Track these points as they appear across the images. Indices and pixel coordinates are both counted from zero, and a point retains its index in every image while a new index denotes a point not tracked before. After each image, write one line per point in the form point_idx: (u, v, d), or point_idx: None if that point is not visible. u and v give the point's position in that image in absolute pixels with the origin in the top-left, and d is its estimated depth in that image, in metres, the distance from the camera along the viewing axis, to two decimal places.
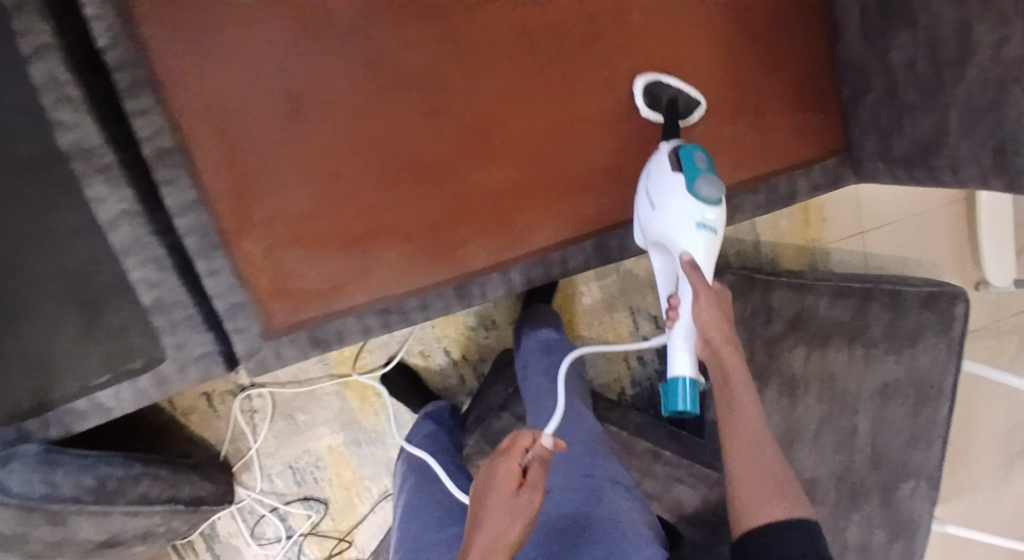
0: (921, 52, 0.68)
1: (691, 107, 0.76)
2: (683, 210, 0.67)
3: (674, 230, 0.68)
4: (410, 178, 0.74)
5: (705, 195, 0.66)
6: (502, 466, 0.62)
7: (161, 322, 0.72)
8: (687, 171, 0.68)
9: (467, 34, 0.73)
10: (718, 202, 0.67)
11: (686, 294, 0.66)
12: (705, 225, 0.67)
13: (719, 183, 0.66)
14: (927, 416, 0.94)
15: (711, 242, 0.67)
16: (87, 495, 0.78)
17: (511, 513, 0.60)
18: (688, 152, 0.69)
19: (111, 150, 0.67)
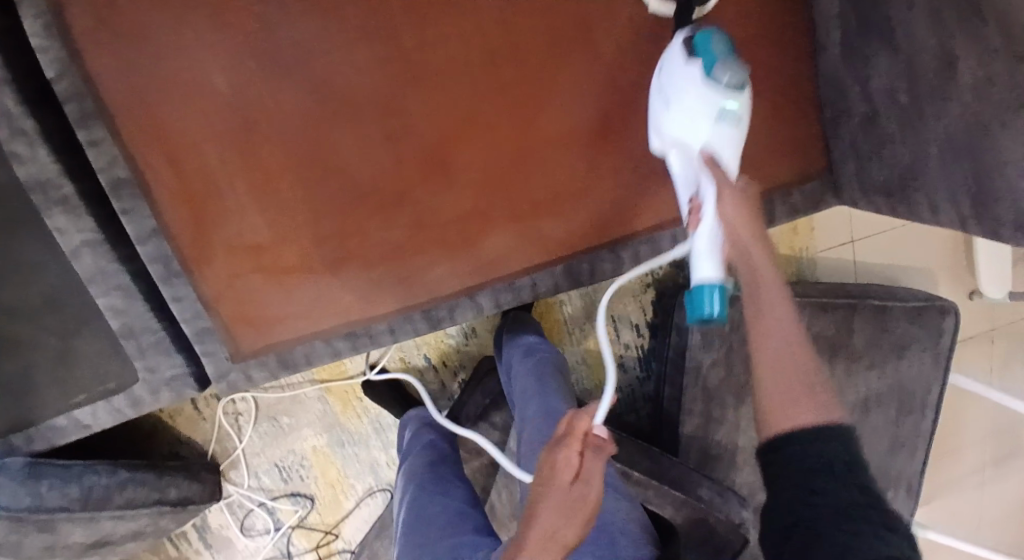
0: (901, 79, 0.64)
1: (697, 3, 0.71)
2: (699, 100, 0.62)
3: (691, 127, 0.64)
4: (370, 204, 0.73)
5: (725, 81, 0.61)
6: (561, 454, 0.59)
7: (130, 347, 0.74)
8: (705, 56, 0.62)
9: (422, 56, 0.71)
10: (740, 84, 0.62)
11: (706, 194, 0.61)
12: (726, 114, 0.62)
13: (739, 65, 0.61)
14: (911, 426, 0.94)
15: (732, 133, 0.63)
16: (75, 503, 0.81)
17: (569, 507, 0.57)
18: (704, 35, 0.63)
19: (68, 181, 0.68)
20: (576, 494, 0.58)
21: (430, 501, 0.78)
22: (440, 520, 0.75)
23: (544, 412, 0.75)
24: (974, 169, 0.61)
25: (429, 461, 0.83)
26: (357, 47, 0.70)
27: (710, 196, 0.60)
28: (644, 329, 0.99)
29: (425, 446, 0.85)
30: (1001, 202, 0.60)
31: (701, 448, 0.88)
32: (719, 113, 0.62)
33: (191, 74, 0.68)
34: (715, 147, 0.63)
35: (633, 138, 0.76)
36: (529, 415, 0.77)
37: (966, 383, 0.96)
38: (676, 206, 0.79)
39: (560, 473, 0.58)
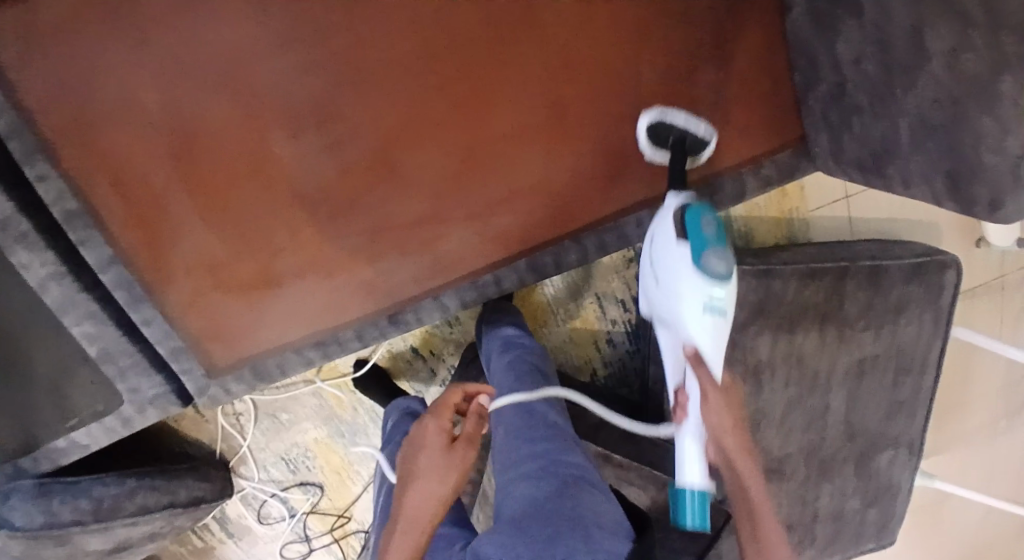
0: (869, 49, 0.59)
1: (696, 152, 0.73)
2: (686, 295, 0.61)
3: (679, 317, 0.63)
4: (320, 216, 0.73)
5: (713, 271, 0.61)
6: (433, 423, 0.65)
7: (111, 370, 0.75)
8: (695, 241, 0.61)
9: (357, 56, 0.68)
10: (726, 277, 0.61)
11: (693, 390, 0.62)
12: (713, 307, 0.61)
13: (728, 257, 0.61)
14: (912, 384, 0.93)
15: (718, 329, 0.62)
16: (87, 516, 0.85)
17: (437, 469, 0.62)
18: (693, 215, 0.62)
19: (25, 216, 0.66)
20: (448, 456, 0.63)
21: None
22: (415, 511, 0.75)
23: (519, 406, 0.73)
24: (949, 150, 0.56)
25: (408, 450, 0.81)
26: (289, 52, 0.67)
27: (696, 396, 0.61)
28: (630, 305, 0.98)
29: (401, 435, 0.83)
30: (976, 188, 0.55)
31: None
32: (706, 306, 0.61)
33: (124, 100, 0.67)
34: (699, 340, 0.62)
35: (584, 124, 0.74)
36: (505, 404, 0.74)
37: (976, 338, 0.93)
38: (643, 185, 0.77)
39: (430, 438, 0.64)
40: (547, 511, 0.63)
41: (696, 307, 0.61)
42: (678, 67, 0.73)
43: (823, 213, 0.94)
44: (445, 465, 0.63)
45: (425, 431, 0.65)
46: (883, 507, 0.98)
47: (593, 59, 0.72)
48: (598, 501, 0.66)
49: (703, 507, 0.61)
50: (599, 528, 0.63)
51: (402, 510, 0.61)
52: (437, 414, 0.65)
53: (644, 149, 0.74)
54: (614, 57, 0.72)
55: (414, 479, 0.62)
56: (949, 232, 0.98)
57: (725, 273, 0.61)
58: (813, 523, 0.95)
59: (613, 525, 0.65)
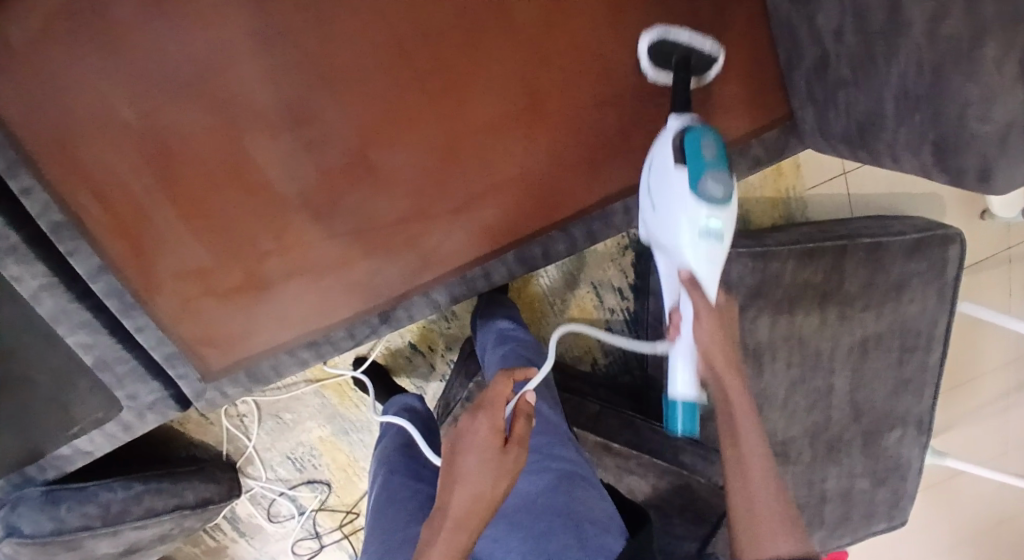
0: (848, 20, 0.57)
1: (703, 70, 0.71)
2: (682, 221, 0.60)
3: (675, 242, 0.62)
4: (304, 217, 0.73)
5: (710, 195, 0.60)
6: (487, 422, 0.58)
7: (108, 377, 0.76)
8: (693, 165, 0.60)
9: (328, 55, 0.68)
10: (724, 202, 0.60)
11: (687, 311, 0.62)
12: (710, 232, 0.60)
13: (727, 182, 0.59)
14: (918, 362, 0.92)
15: (715, 256, 0.61)
16: (95, 521, 0.86)
17: (487, 472, 0.57)
18: (693, 138, 0.61)
19: (13, 229, 0.67)
20: (503, 458, 0.57)
21: (404, 483, 0.74)
22: (410, 504, 0.72)
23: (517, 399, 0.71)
24: (933, 120, 0.54)
25: (405, 449, 0.79)
26: (259, 55, 0.67)
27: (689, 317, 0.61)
28: (627, 293, 0.97)
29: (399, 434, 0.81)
30: (962, 158, 0.53)
31: None
32: (701, 231, 0.60)
33: (100, 112, 0.67)
34: (695, 266, 0.61)
35: (563, 112, 0.73)
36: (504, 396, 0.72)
37: (984, 312, 0.91)
38: (628, 172, 0.76)
39: (485, 438, 0.57)
40: (540, 507, 0.63)
41: (691, 232, 0.60)
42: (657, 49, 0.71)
43: (820, 191, 0.92)
44: (495, 465, 0.57)
45: (477, 429, 0.58)
46: (894, 487, 0.97)
47: (568, 45, 0.71)
48: (591, 497, 0.65)
49: (691, 414, 0.64)
50: (593, 524, 0.62)
51: (451, 505, 0.56)
52: (491, 410, 0.58)
53: (649, 72, 0.72)
54: (593, 41, 0.71)
55: (460, 479, 0.57)
56: (953, 204, 0.95)
57: (723, 199, 0.60)
58: (821, 505, 0.94)
59: (605, 520, 0.64)
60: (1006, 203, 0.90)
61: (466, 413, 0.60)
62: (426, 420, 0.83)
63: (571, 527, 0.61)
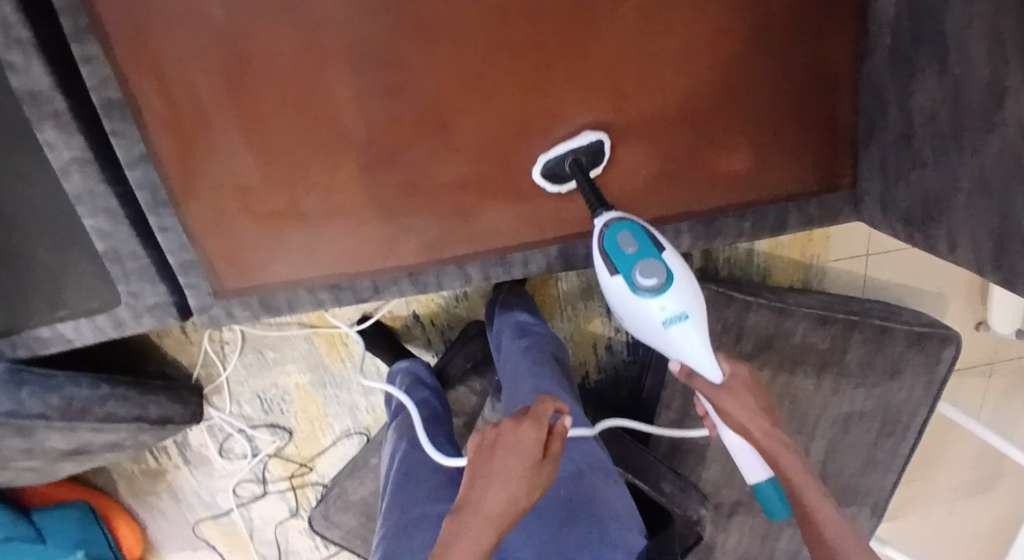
0: (943, 105, 0.61)
1: (595, 162, 0.73)
2: (646, 319, 0.63)
3: (651, 336, 0.64)
4: (359, 161, 0.72)
5: (647, 286, 0.62)
6: (532, 432, 0.58)
7: (115, 271, 0.75)
8: (624, 270, 0.63)
9: (430, 9, 0.64)
10: (668, 285, 0.62)
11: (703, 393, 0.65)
12: (674, 317, 0.62)
13: (657, 272, 0.62)
14: (889, 448, 0.94)
15: (691, 333, 0.62)
16: (54, 412, 0.82)
17: (523, 480, 0.56)
18: (612, 238, 0.64)
19: (60, 96, 0.65)
20: (538, 470, 0.57)
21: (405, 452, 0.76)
22: (428, 483, 0.71)
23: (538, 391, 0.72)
24: (1000, 216, 0.58)
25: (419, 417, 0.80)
26: None
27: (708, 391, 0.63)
28: None
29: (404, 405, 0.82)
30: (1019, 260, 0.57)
31: (671, 441, 0.89)
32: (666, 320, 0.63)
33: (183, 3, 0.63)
34: (683, 352, 0.63)
35: (641, 126, 0.72)
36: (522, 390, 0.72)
37: (955, 414, 0.96)
38: (688, 199, 0.76)
39: (527, 446, 0.57)
40: (562, 499, 0.65)
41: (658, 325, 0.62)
42: (746, 90, 0.70)
43: (842, 262, 0.95)
44: (530, 474, 0.56)
45: (521, 435, 0.57)
46: None
47: (665, 63, 0.68)
48: (609, 489, 0.67)
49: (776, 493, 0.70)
50: (614, 520, 0.64)
51: (483, 502, 0.55)
52: (534, 420, 0.59)
53: None
54: (712, 65, 0.69)
55: (497, 479, 0.56)
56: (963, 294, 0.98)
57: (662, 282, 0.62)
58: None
59: (627, 517, 0.65)
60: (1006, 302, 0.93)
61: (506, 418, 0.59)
62: (435, 390, 0.85)
63: (594, 522, 0.64)
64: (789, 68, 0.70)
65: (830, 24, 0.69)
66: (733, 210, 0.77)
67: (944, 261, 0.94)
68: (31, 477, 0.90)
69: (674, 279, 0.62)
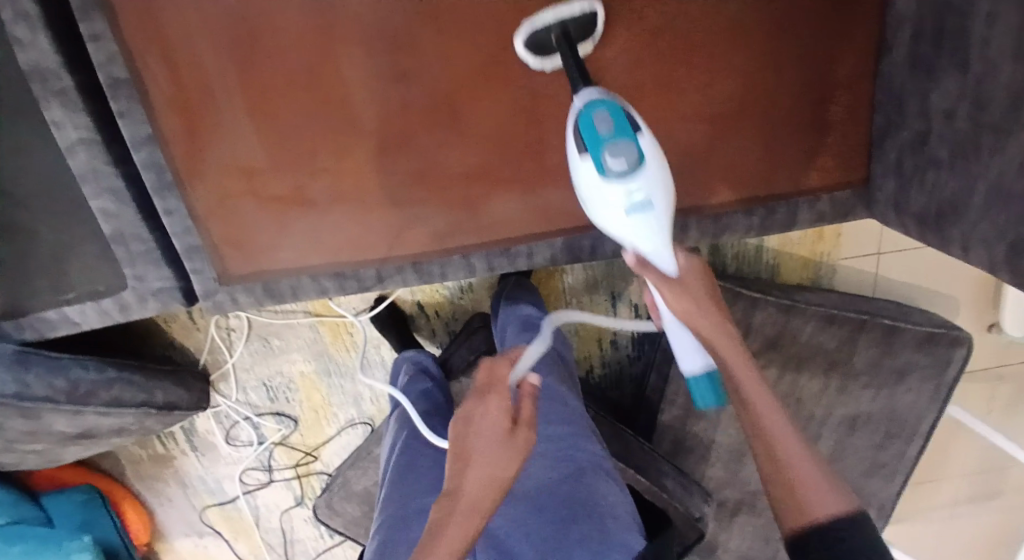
0: (962, 102, 0.59)
1: (585, 35, 0.64)
2: (607, 203, 0.58)
3: (610, 222, 0.59)
4: (368, 145, 0.72)
5: (616, 170, 0.56)
6: (498, 405, 0.58)
7: (121, 252, 0.76)
8: (593, 147, 0.56)
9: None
10: (638, 170, 0.56)
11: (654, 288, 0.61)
12: (637, 205, 0.57)
13: (628, 155, 0.55)
14: (895, 451, 0.93)
15: (652, 223, 0.58)
16: (59, 396, 0.83)
17: (501, 453, 0.57)
18: (586, 111, 0.56)
19: (67, 73, 0.67)
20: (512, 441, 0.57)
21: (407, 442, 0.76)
22: (431, 474, 0.71)
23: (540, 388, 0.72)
24: (1019, 219, 0.56)
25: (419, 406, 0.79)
26: None
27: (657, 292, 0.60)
28: (641, 310, 0.97)
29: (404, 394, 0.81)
30: None
31: (674, 438, 0.89)
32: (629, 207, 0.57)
33: None
34: (639, 242, 0.59)
35: (654, 112, 0.69)
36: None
37: (965, 417, 0.94)
38: (694, 195, 0.73)
39: (493, 419, 0.58)
40: (561, 497, 0.64)
41: (620, 212, 0.57)
42: (761, 81, 0.69)
43: (853, 261, 0.94)
44: (504, 446, 0.57)
45: (483, 412, 0.58)
46: None
47: (680, 48, 0.67)
48: (610, 489, 0.66)
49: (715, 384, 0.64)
50: (614, 520, 0.64)
51: (462, 488, 0.56)
52: (497, 392, 0.59)
53: None
54: (727, 56, 0.67)
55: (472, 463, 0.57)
56: (975, 297, 0.96)
57: (634, 168, 0.56)
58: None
59: (627, 517, 0.65)
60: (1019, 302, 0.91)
61: (471, 396, 0.60)
62: (439, 382, 0.84)
63: (593, 520, 0.63)
64: (807, 61, 0.68)
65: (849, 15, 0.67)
66: (742, 206, 0.75)
67: (957, 261, 0.93)
68: (37, 460, 0.91)
69: (645, 165, 0.57)
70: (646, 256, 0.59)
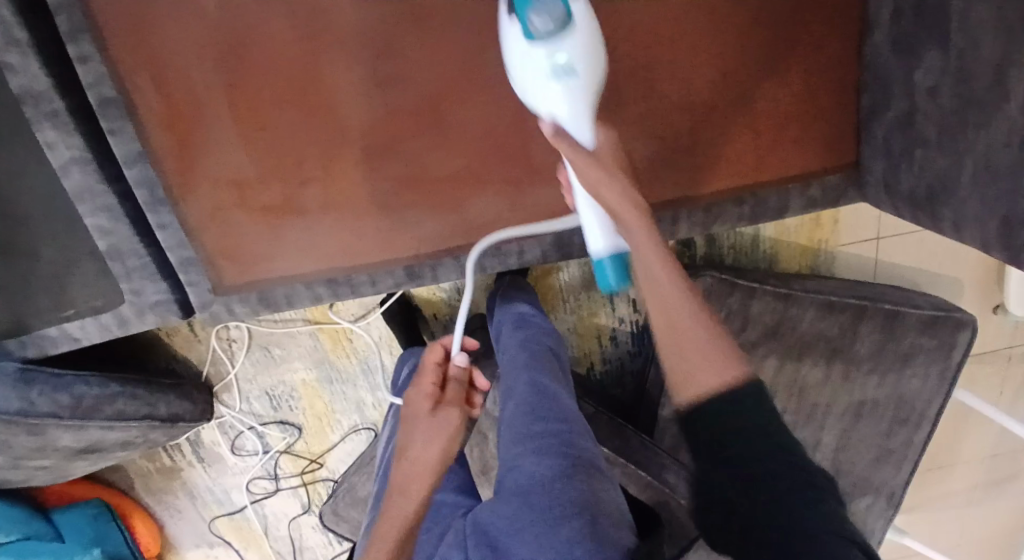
0: (946, 81, 0.59)
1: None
2: (529, 65, 0.56)
3: (531, 90, 0.57)
4: (356, 151, 0.73)
5: (541, 30, 0.55)
6: (422, 391, 0.74)
7: (117, 268, 0.77)
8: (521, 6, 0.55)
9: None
10: (566, 34, 0.55)
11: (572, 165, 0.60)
12: (560, 71, 0.55)
13: (556, 15, 0.54)
14: (903, 437, 0.92)
15: (572, 90, 0.56)
16: (64, 411, 0.84)
17: (429, 431, 0.72)
18: None
19: (59, 95, 0.68)
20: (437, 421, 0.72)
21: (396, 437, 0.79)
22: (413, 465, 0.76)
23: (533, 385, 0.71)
24: (1008, 193, 0.55)
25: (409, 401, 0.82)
26: None
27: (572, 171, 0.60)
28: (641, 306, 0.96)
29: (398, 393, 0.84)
30: None
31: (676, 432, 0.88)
32: (552, 72, 0.55)
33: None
34: (556, 111, 0.57)
35: (640, 105, 0.69)
36: (517, 388, 0.72)
37: (973, 400, 0.93)
38: (683, 185, 0.73)
39: (420, 402, 0.74)
40: (554, 492, 0.62)
41: (542, 75, 0.56)
42: (742, 70, 0.69)
43: (851, 247, 0.93)
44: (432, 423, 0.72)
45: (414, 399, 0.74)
46: None
47: (659, 42, 0.67)
48: (603, 489, 0.65)
49: (622, 266, 0.62)
50: (607, 518, 0.63)
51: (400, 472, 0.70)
52: (424, 377, 0.76)
53: None
54: (706, 46, 0.68)
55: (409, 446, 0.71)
56: (979, 279, 0.95)
57: (560, 27, 0.54)
58: None
59: (619, 517, 0.64)
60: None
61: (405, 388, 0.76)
62: None
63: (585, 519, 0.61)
64: (786, 49, 0.69)
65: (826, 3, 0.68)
66: (731, 196, 0.73)
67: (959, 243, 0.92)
68: (47, 476, 0.92)
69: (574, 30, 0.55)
70: (562, 125, 0.57)
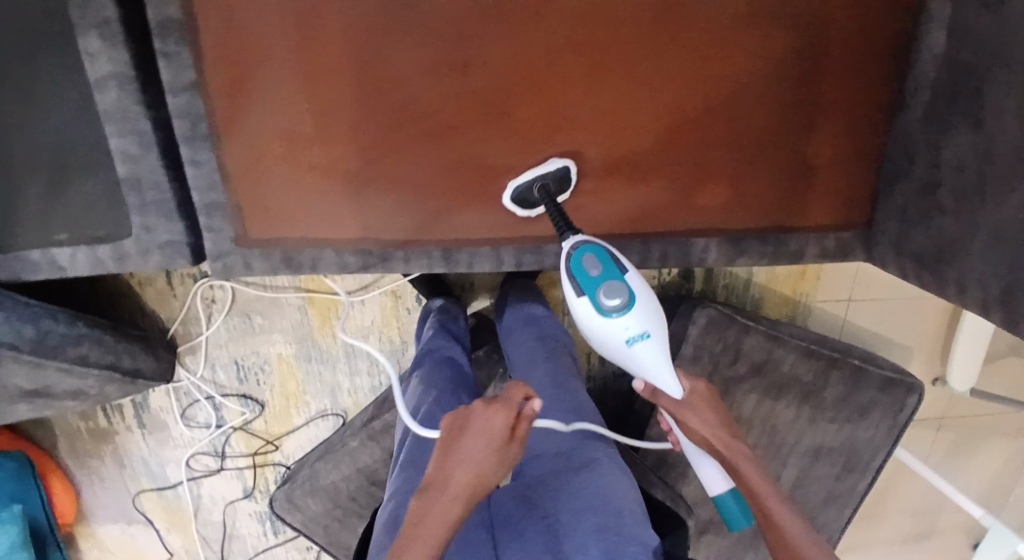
0: (972, 159, 0.66)
1: (563, 189, 0.75)
2: (608, 336, 0.65)
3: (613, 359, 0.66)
4: (417, 129, 0.72)
5: (612, 307, 0.65)
6: (499, 415, 0.60)
7: (132, 199, 0.72)
8: (589, 288, 0.65)
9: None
10: (630, 307, 0.65)
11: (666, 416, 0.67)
12: (634, 337, 0.65)
13: (622, 289, 0.64)
14: (848, 483, 0.99)
15: (649, 353, 0.65)
16: (24, 344, 0.75)
17: (488, 458, 0.59)
18: (577, 263, 0.65)
19: (113, 5, 0.64)
20: (504, 452, 0.59)
21: (429, 385, 0.77)
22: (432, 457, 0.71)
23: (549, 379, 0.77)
24: (1015, 262, 0.63)
25: (443, 357, 0.82)
26: None
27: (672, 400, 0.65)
28: None
29: (428, 348, 0.83)
30: None
31: (658, 453, 0.92)
32: (630, 340, 0.65)
33: None
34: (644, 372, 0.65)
35: (695, 137, 0.74)
36: (537, 377, 0.77)
37: (909, 458, 1.02)
38: (718, 216, 0.79)
39: (494, 428, 0.59)
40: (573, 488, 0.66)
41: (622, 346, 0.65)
42: (791, 124, 0.75)
43: (827, 304, 1.01)
44: (497, 455, 0.59)
45: (485, 420, 0.60)
46: None
47: (726, 86, 0.72)
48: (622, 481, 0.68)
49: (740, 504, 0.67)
50: (631, 512, 0.64)
51: (450, 483, 0.58)
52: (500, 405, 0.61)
53: None
54: (764, 95, 0.73)
55: (461, 464, 0.59)
56: (928, 346, 1.05)
57: (624, 305, 0.64)
58: None
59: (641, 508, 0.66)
60: (970, 354, 0.99)
61: (474, 403, 0.62)
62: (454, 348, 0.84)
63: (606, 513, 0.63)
64: (833, 112, 0.75)
65: (872, 77, 0.74)
66: (758, 233, 0.80)
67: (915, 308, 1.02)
68: None
69: (637, 305, 0.65)
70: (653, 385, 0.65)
